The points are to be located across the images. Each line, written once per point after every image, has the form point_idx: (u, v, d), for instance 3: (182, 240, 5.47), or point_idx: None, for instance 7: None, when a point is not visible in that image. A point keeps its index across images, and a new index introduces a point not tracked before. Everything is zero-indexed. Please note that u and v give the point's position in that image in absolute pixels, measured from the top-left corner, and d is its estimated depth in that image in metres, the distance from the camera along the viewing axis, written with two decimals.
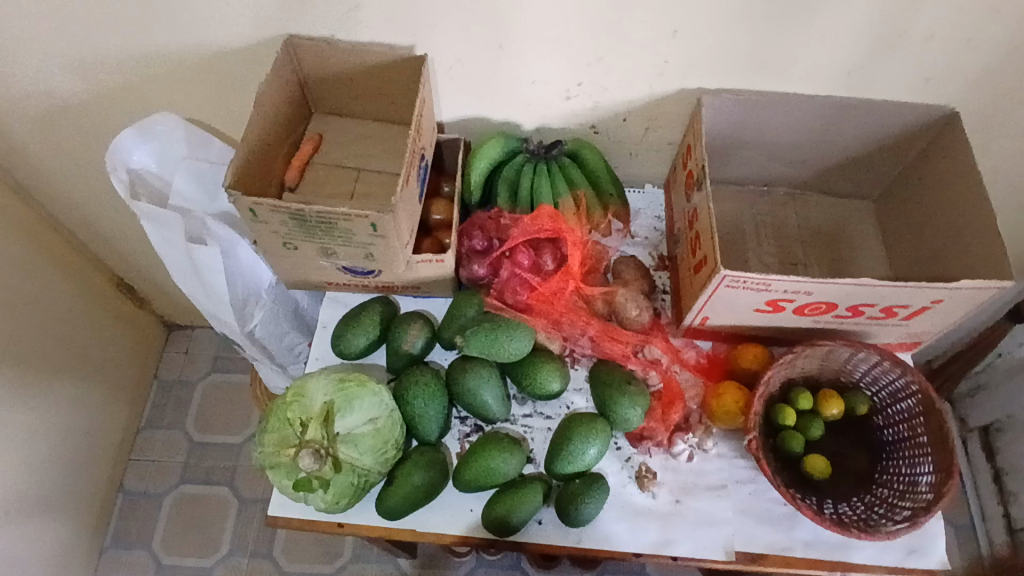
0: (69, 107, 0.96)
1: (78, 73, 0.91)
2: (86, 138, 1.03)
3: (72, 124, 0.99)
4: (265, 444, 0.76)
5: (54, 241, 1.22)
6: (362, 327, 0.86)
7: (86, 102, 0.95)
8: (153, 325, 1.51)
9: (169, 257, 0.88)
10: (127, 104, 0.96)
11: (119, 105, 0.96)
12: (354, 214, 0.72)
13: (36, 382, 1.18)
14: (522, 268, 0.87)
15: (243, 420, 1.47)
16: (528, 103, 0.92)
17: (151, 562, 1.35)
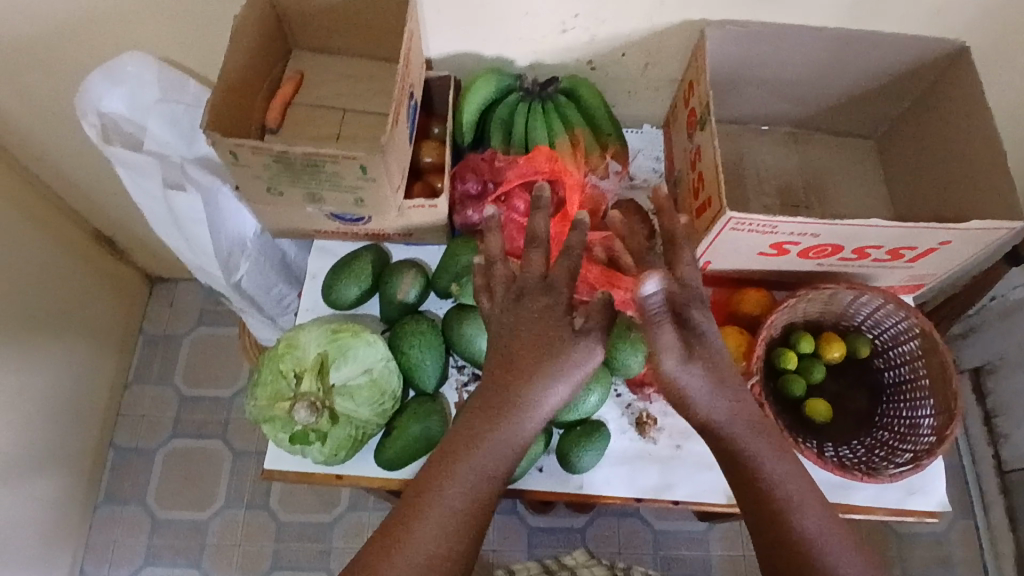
0: (27, 47, 0.89)
1: (36, 10, 0.83)
2: (48, 81, 0.96)
3: (31, 65, 0.92)
4: (259, 395, 0.74)
5: (26, 195, 1.16)
6: (354, 277, 0.83)
7: (47, 42, 0.88)
8: (135, 279, 1.46)
9: (148, 206, 0.83)
10: (90, 43, 0.89)
11: (83, 44, 0.89)
12: (342, 156, 0.68)
13: (16, 342, 1.14)
14: (519, 214, 0.84)
15: (233, 373, 1.44)
16: (521, 37, 0.87)
17: (147, 516, 1.35)
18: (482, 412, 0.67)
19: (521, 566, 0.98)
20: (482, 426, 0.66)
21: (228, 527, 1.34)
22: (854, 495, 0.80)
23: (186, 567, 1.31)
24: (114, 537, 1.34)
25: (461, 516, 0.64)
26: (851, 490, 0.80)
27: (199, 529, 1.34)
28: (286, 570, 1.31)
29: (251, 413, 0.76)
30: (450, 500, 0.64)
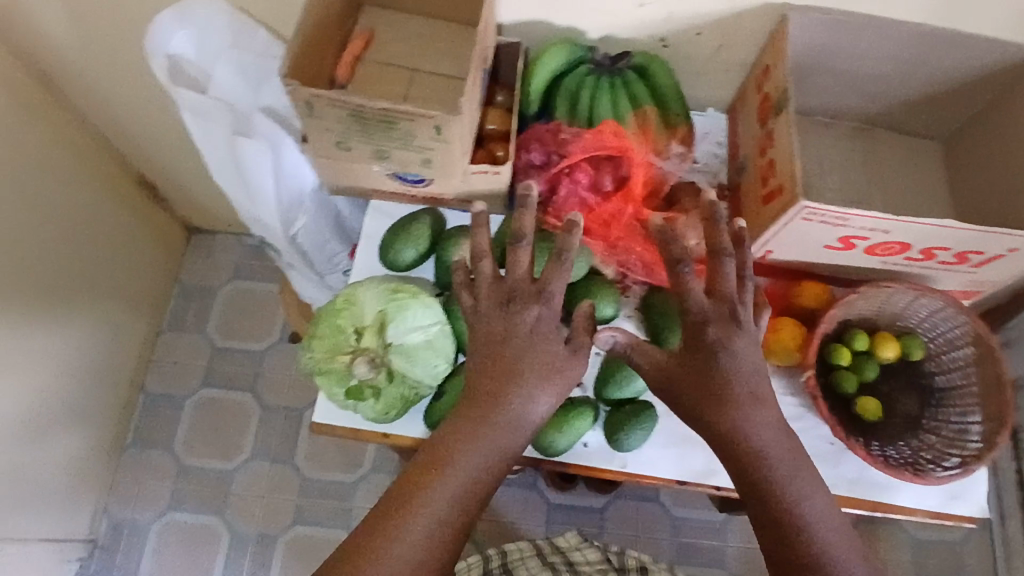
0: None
1: None
2: (113, 20, 0.95)
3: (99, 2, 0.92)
4: (315, 347, 0.75)
5: (75, 135, 1.16)
6: (412, 238, 0.83)
7: None
8: (174, 227, 1.46)
9: (216, 152, 0.84)
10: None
11: None
12: (419, 114, 0.67)
13: (57, 280, 1.15)
14: (582, 188, 0.83)
15: (266, 327, 1.45)
16: (597, 9, 0.85)
17: (173, 462, 1.36)
18: (474, 415, 0.66)
19: (513, 549, 0.96)
20: (471, 431, 0.65)
21: (252, 478, 1.35)
22: (897, 495, 0.79)
23: (209, 514, 1.33)
24: (140, 480, 1.35)
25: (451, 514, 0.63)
26: (894, 490, 0.80)
27: (224, 479, 1.35)
28: (307, 525, 1.33)
29: (305, 362, 0.77)
30: (438, 503, 0.63)
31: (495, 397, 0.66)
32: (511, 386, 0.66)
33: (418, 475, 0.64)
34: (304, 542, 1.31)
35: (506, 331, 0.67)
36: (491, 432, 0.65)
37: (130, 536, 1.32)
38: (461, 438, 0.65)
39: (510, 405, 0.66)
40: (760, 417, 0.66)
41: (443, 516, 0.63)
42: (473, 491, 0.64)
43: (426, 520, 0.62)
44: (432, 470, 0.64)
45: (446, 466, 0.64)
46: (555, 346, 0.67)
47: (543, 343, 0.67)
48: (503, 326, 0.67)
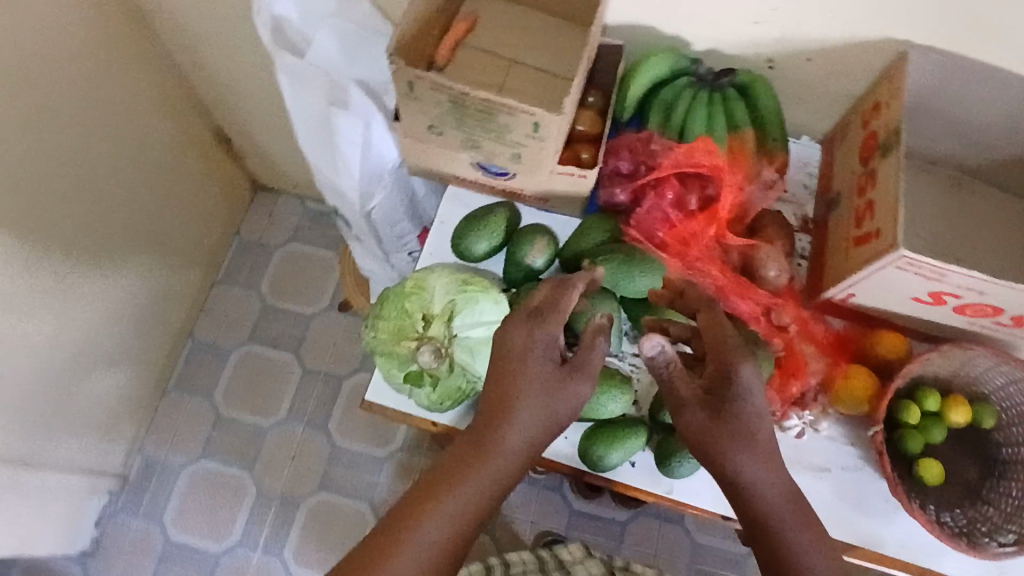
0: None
1: None
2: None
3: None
4: (379, 327, 0.75)
5: (159, 82, 1.18)
6: (487, 231, 0.82)
7: None
8: (242, 181, 1.48)
9: (308, 123, 0.85)
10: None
11: None
12: (519, 109, 0.66)
13: (124, 220, 1.17)
14: (666, 203, 0.81)
15: (317, 292, 1.47)
16: (707, 22, 0.82)
17: (211, 411, 1.39)
18: (468, 447, 0.64)
19: (516, 559, 0.95)
20: (481, 448, 0.63)
21: (284, 439, 1.37)
22: (946, 564, 0.77)
23: (238, 467, 1.36)
24: (178, 423, 1.38)
25: (457, 528, 0.61)
26: (944, 558, 0.77)
27: (258, 435, 1.37)
28: (330, 492, 1.34)
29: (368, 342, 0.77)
30: (437, 524, 0.60)
31: (491, 428, 0.64)
32: (507, 420, 0.63)
33: (404, 509, 0.61)
34: (325, 509, 1.33)
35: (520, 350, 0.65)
36: (483, 468, 0.63)
37: (160, 477, 1.35)
38: (453, 473, 0.63)
39: (505, 436, 0.64)
40: (778, 472, 0.63)
41: (431, 552, 0.60)
42: (463, 527, 0.61)
43: (421, 540, 0.60)
44: (441, 484, 0.62)
45: (436, 500, 0.61)
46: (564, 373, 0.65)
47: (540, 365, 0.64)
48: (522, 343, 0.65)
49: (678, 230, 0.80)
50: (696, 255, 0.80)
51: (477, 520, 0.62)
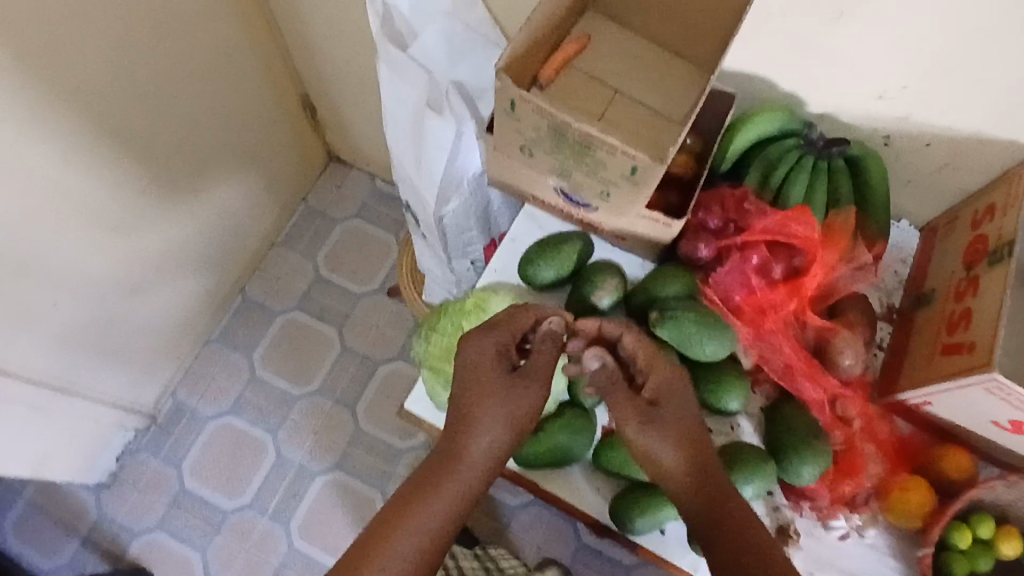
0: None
1: None
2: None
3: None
4: (431, 339, 0.77)
5: (260, 41, 1.18)
6: (556, 261, 0.79)
7: None
8: (319, 150, 1.49)
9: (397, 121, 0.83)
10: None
11: None
12: (622, 151, 0.63)
13: (200, 170, 1.19)
14: (749, 268, 0.76)
15: (369, 273, 1.47)
16: (829, 86, 0.78)
17: (247, 369, 1.40)
18: (436, 461, 0.70)
19: None
20: (447, 464, 0.69)
21: (311, 411, 1.38)
22: None
23: (262, 430, 1.37)
24: (213, 374, 1.40)
25: (429, 539, 0.67)
26: None
27: (288, 401, 1.38)
28: (345, 473, 1.34)
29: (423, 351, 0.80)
30: (410, 535, 0.67)
31: (456, 437, 0.70)
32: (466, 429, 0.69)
33: (383, 523, 0.67)
34: (336, 489, 1.33)
35: (476, 363, 0.69)
36: (449, 475, 0.69)
37: (187, 423, 1.37)
38: (420, 487, 0.69)
39: (468, 444, 0.69)
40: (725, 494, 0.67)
41: (409, 557, 0.66)
42: (437, 532, 0.68)
43: (400, 552, 0.66)
44: (414, 498, 0.68)
45: (411, 514, 0.67)
46: (517, 384, 0.69)
47: (493, 373, 0.69)
48: (477, 355, 0.69)
49: (759, 298, 0.76)
50: (770, 327, 0.76)
51: (449, 525, 0.69)
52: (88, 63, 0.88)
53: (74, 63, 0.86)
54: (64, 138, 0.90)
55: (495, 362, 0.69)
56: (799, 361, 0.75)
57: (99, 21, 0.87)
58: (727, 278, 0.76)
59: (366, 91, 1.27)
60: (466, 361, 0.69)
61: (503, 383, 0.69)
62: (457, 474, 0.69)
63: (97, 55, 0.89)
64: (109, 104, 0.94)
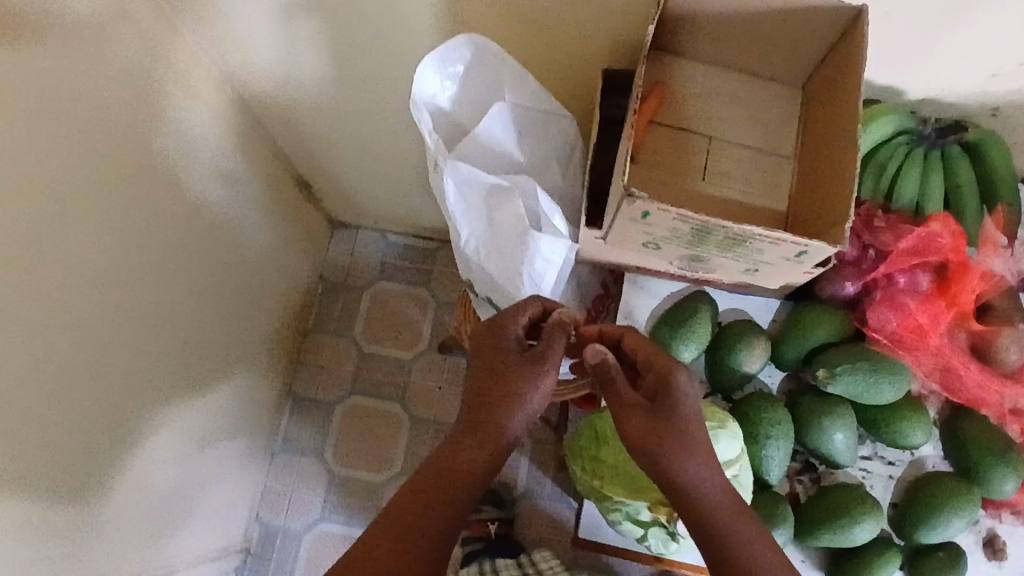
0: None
1: None
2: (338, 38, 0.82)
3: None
4: (596, 472, 0.69)
5: (245, 136, 1.05)
6: (693, 337, 0.72)
7: None
8: (321, 222, 1.37)
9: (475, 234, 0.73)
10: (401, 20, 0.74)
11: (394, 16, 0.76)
12: (787, 240, 0.56)
13: (225, 296, 1.07)
14: (898, 290, 0.71)
15: (413, 333, 1.38)
16: (933, 75, 0.70)
17: (323, 471, 1.33)
18: (429, 471, 0.61)
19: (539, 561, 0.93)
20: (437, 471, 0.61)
21: None
22: None
23: (361, 527, 1.30)
24: (291, 487, 1.32)
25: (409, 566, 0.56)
26: None
27: (375, 491, 1.31)
28: None
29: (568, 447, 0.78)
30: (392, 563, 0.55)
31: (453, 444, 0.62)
32: (474, 418, 0.62)
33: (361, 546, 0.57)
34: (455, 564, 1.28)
35: (488, 349, 0.65)
36: (437, 483, 0.60)
37: (281, 543, 1.30)
38: (417, 487, 0.60)
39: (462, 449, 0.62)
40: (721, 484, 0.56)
41: None
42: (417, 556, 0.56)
43: None
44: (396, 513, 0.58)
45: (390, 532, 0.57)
46: (522, 373, 0.63)
47: (500, 358, 0.64)
48: (489, 341, 0.65)
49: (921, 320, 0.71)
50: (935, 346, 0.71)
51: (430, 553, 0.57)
52: (89, 246, 0.76)
53: (76, 253, 0.74)
54: (96, 337, 0.79)
55: (502, 346, 0.64)
56: (972, 371, 0.71)
57: (85, 196, 0.74)
58: (880, 309, 0.71)
59: (366, 154, 1.15)
60: (477, 348, 0.66)
61: (509, 365, 0.63)
62: (446, 484, 0.60)
63: (94, 233, 0.76)
64: (121, 276, 0.82)
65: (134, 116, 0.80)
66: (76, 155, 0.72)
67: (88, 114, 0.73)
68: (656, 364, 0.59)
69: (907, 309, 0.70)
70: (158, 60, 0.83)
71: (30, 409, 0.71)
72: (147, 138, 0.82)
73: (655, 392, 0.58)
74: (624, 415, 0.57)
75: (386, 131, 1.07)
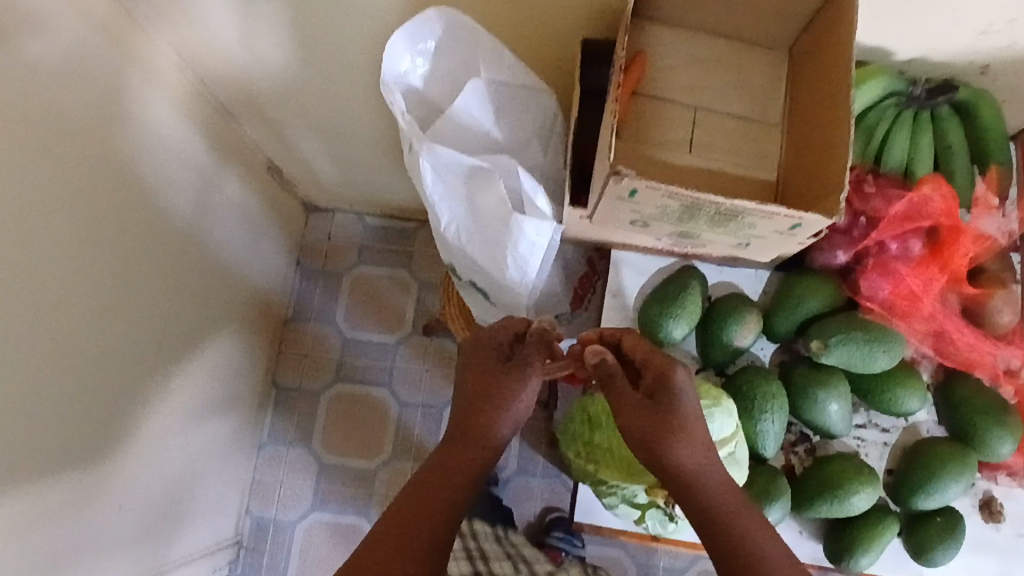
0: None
1: None
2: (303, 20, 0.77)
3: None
4: (590, 457, 0.66)
5: (213, 125, 1.00)
6: (683, 314, 0.70)
7: None
8: (295, 207, 1.33)
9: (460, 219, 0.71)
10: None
11: None
12: (781, 214, 0.54)
13: (200, 291, 1.03)
14: (893, 257, 0.70)
15: (397, 317, 1.36)
16: (924, 34, 0.68)
17: (314, 460, 1.31)
18: (422, 484, 0.59)
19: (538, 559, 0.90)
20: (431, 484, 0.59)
21: (394, 479, 1.30)
22: None
23: (356, 514, 1.29)
24: (281, 479, 1.30)
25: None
26: None
27: (368, 477, 1.30)
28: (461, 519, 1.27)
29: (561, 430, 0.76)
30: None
31: (447, 455, 0.61)
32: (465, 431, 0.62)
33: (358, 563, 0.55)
34: None
35: (474, 362, 0.65)
36: (431, 498, 0.58)
37: (275, 537, 1.28)
38: (413, 503, 0.58)
39: (455, 459, 0.61)
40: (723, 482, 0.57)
41: None
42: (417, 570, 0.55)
43: None
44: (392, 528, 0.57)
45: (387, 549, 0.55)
46: (509, 380, 0.63)
47: (488, 368, 0.64)
48: (476, 352, 0.65)
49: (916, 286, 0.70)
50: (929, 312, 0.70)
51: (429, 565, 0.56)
52: (53, 251, 0.72)
53: (41, 259, 0.70)
54: (65, 344, 0.75)
55: (488, 357, 0.64)
56: (966, 335, 0.71)
57: (45, 199, 0.69)
58: (874, 277, 0.70)
59: (339, 137, 1.11)
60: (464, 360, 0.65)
61: (493, 374, 0.63)
62: (442, 496, 0.59)
63: (57, 237, 0.72)
64: (91, 279, 0.78)
65: (89, 109, 0.75)
66: (34, 157, 0.67)
67: (44, 112, 0.68)
68: (651, 365, 0.60)
69: (901, 275, 0.69)
70: (114, 51, 0.78)
71: (3, 427, 0.68)
72: (107, 134, 0.78)
73: (653, 392, 0.58)
74: (624, 411, 0.58)
75: (359, 112, 1.02)
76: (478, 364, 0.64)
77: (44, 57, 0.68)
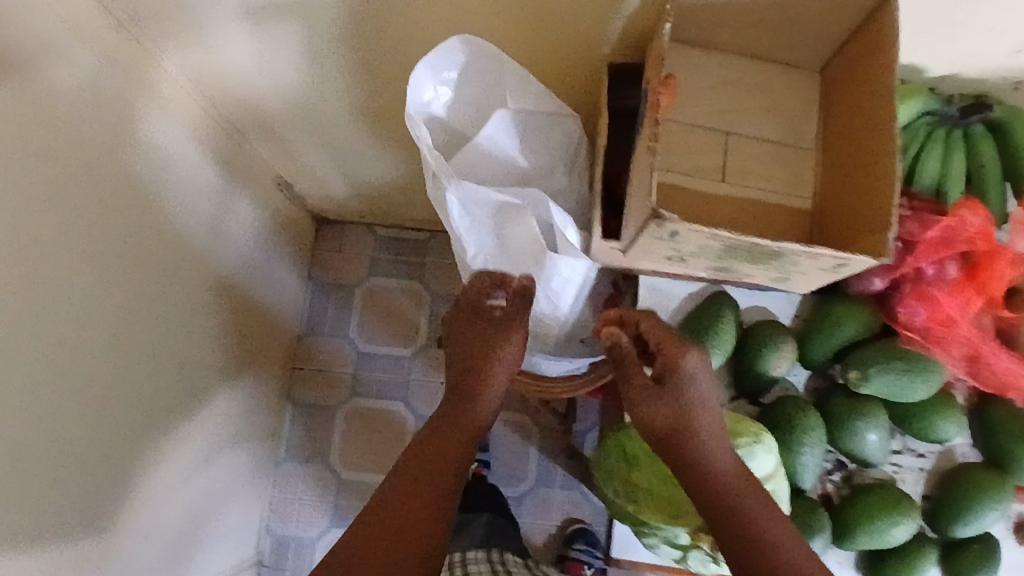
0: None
1: None
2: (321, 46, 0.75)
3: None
4: (629, 496, 0.65)
5: (224, 145, 0.98)
6: (717, 345, 0.69)
7: None
8: (307, 221, 1.32)
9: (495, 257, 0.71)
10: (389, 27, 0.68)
11: None
12: (827, 254, 0.53)
13: (214, 314, 1.02)
14: (928, 282, 0.68)
15: (411, 329, 1.35)
16: (959, 51, 0.66)
17: (332, 477, 1.30)
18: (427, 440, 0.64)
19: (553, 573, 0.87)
20: (434, 440, 0.64)
21: None
22: None
23: None
24: (300, 495, 1.29)
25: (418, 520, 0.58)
26: None
27: None
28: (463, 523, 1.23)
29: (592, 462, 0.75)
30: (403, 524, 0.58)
31: (450, 413, 0.66)
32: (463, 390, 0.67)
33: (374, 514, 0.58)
34: None
35: (466, 327, 0.70)
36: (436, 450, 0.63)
37: (296, 553, 1.28)
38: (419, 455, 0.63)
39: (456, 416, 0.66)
40: (723, 449, 0.60)
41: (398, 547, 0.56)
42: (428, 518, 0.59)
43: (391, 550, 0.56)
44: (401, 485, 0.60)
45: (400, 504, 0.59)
46: (499, 335, 0.68)
47: (477, 328, 0.69)
48: (466, 314, 0.70)
49: (952, 312, 0.67)
50: (968, 338, 0.68)
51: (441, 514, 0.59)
52: (71, 289, 0.70)
53: (57, 298, 0.68)
54: (84, 382, 0.74)
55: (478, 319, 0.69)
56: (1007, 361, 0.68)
57: (59, 237, 0.68)
58: (910, 304, 0.68)
59: (353, 155, 1.09)
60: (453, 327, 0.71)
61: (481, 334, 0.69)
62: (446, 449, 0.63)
63: (74, 275, 0.70)
64: (106, 314, 0.76)
65: (103, 144, 0.73)
66: (46, 194, 0.65)
67: (56, 147, 0.66)
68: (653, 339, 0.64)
69: (937, 302, 0.67)
70: (125, 78, 0.76)
71: (25, 472, 0.67)
72: (119, 165, 0.76)
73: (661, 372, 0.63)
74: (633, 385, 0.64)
75: (373, 129, 1.00)
76: (469, 323, 0.69)
77: (55, 90, 0.66)
